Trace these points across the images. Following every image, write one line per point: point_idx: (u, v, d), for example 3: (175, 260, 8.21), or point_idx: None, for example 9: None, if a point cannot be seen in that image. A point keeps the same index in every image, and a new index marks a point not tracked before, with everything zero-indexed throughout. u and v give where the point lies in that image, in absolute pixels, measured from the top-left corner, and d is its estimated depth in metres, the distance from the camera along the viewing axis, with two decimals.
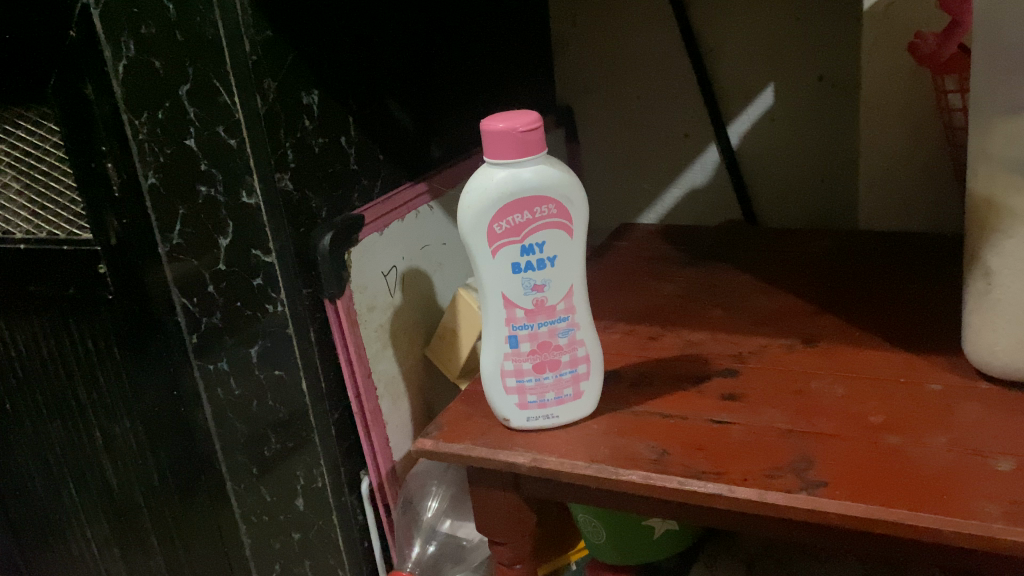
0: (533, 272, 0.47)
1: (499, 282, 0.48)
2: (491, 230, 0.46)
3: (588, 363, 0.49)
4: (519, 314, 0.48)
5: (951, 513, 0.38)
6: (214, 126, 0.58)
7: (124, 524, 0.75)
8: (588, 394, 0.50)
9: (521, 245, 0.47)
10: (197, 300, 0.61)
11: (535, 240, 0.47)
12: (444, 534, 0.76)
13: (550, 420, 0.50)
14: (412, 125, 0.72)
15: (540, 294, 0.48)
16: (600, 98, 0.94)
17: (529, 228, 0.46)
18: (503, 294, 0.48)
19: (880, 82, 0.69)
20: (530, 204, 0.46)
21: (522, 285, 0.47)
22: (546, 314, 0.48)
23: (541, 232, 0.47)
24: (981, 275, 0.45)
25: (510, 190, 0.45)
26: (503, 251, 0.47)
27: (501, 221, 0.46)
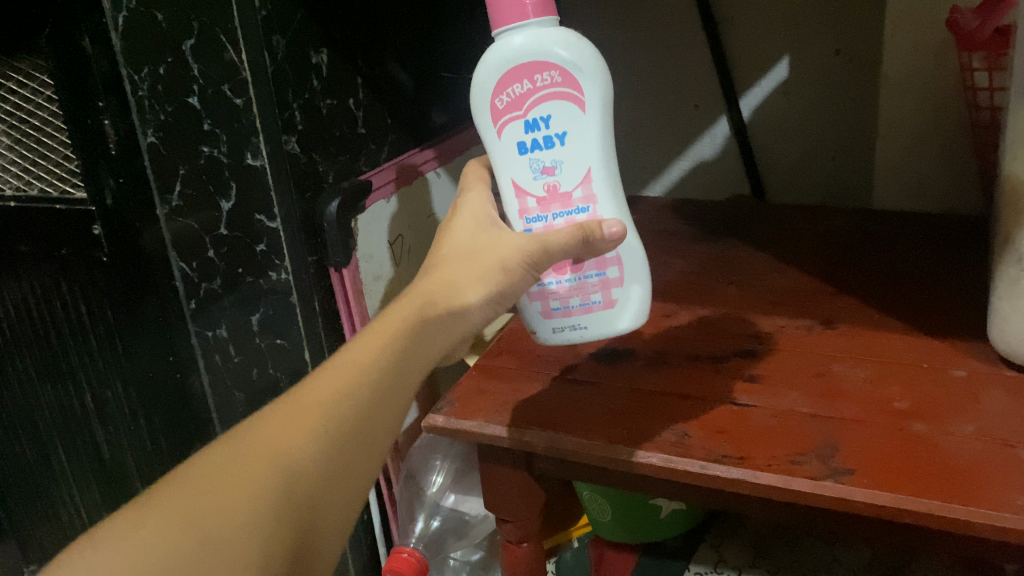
0: (541, 153, 0.44)
1: (509, 165, 0.45)
2: (494, 106, 0.44)
3: (619, 266, 0.46)
4: (531, 203, 0.45)
5: (982, 505, 0.37)
6: (219, 84, 0.56)
7: (116, 491, 0.74)
8: (621, 307, 0.47)
9: (525, 121, 0.44)
10: (196, 265, 0.59)
11: (539, 114, 0.43)
12: (447, 508, 0.75)
13: (580, 330, 0.47)
14: (420, 89, 0.70)
15: (551, 178, 0.44)
16: (609, 67, 0.92)
17: (530, 99, 0.43)
18: (514, 181, 0.45)
19: (902, 57, 0.68)
20: (530, 72, 0.43)
21: (531, 169, 0.44)
22: (561, 203, 0.45)
23: (544, 104, 0.43)
24: (1015, 261, 0.43)
25: (509, 57, 0.42)
26: (508, 129, 0.44)
27: (502, 94, 0.43)
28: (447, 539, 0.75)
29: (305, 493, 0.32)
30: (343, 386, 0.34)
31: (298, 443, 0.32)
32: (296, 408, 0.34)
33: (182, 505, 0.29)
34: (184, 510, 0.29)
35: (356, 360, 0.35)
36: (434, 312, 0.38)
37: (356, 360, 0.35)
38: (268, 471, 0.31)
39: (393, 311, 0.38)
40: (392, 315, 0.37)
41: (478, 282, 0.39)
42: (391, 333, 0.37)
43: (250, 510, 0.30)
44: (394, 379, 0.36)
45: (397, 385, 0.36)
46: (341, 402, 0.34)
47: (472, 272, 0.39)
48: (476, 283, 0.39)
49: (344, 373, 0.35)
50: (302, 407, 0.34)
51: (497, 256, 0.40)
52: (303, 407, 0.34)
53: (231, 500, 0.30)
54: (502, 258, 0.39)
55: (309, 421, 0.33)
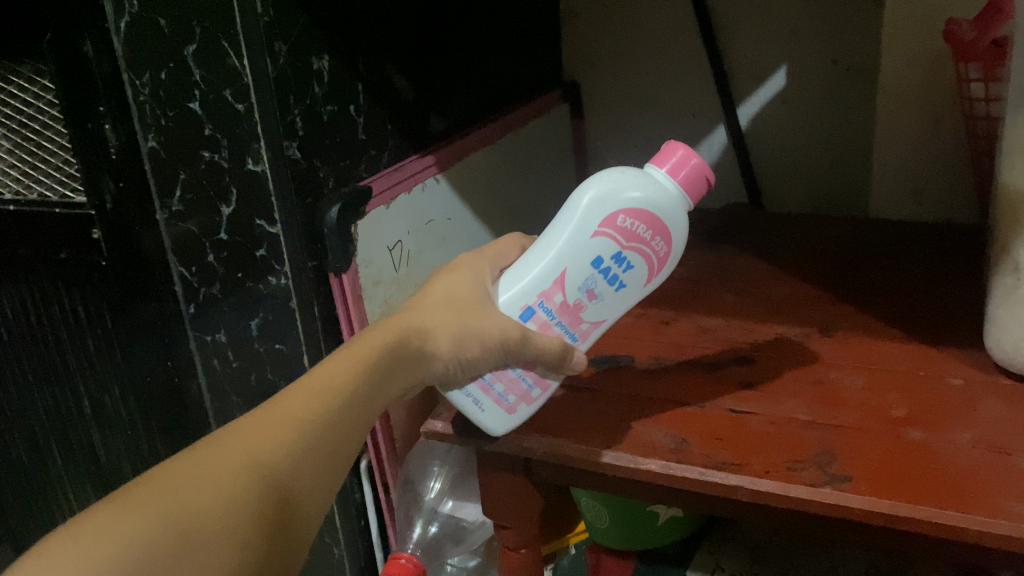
0: (601, 279, 0.43)
1: (574, 257, 0.43)
2: (613, 217, 0.42)
3: (545, 390, 0.46)
4: (556, 296, 0.44)
5: (979, 512, 0.37)
6: (220, 89, 0.56)
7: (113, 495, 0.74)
8: (513, 419, 0.46)
9: (618, 251, 0.42)
10: (196, 270, 0.60)
11: (628, 259, 0.43)
12: (445, 515, 0.76)
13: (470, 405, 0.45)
14: (419, 95, 0.70)
15: (585, 299, 0.44)
16: (608, 75, 0.93)
17: (637, 242, 0.42)
18: (565, 269, 0.43)
19: (899, 68, 0.68)
20: (658, 230, 0.42)
21: (585, 279, 0.43)
22: (571, 319, 0.44)
23: (641, 256, 0.43)
24: (1011, 270, 0.44)
25: (655, 202, 0.42)
26: (600, 240, 0.42)
27: (627, 218, 0.42)
28: (445, 544, 0.76)
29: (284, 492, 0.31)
30: (322, 401, 0.34)
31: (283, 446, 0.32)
32: (273, 412, 0.33)
33: (171, 485, 0.27)
34: (169, 490, 0.27)
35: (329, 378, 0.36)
36: (401, 354, 0.39)
37: (329, 380, 0.35)
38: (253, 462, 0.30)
39: (360, 341, 0.38)
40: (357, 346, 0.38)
41: (448, 335, 0.41)
42: (362, 364, 0.37)
43: (239, 496, 0.29)
44: (361, 410, 0.36)
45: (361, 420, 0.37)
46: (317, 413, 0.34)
47: (435, 324, 0.41)
48: (444, 335, 0.41)
49: (313, 387, 0.35)
50: (280, 412, 0.33)
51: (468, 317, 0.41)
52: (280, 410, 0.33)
53: (220, 479, 0.28)
54: (476, 319, 0.41)
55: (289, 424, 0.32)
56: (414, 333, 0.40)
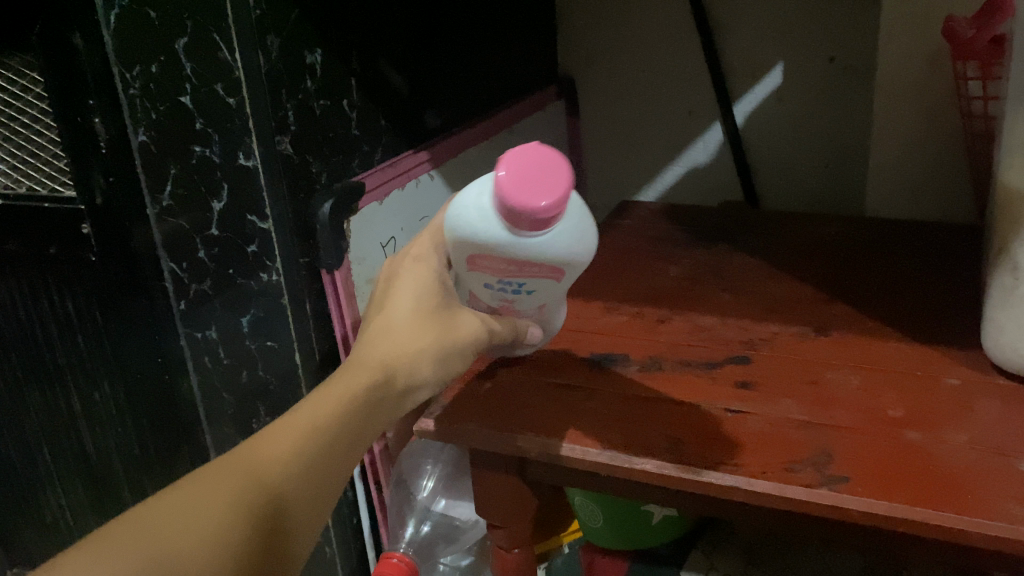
0: (506, 295, 0.43)
1: (471, 286, 0.43)
2: (472, 259, 0.41)
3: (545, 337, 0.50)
4: (483, 308, 0.45)
5: (977, 514, 0.37)
6: (212, 83, 0.55)
7: (102, 493, 0.73)
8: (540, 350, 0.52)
9: (499, 279, 0.42)
10: (187, 266, 0.58)
11: (516, 281, 0.42)
12: (438, 513, 0.75)
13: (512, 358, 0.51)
14: (413, 91, 0.69)
15: (508, 310, 0.44)
16: (604, 72, 0.93)
17: (510, 272, 0.41)
18: (472, 294, 0.44)
19: (897, 66, 0.68)
20: (521, 263, 0.40)
21: (491, 298, 0.44)
22: (510, 316, 0.45)
23: (524, 279, 0.41)
24: (1009, 270, 0.43)
25: (497, 246, 0.39)
26: (478, 274, 0.42)
27: (483, 259, 0.41)
28: (437, 545, 0.74)
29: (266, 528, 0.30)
30: (301, 445, 0.33)
31: (261, 490, 0.31)
32: (250, 454, 0.32)
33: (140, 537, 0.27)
34: (139, 540, 0.27)
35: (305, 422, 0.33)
36: (382, 396, 0.35)
37: (302, 423, 0.33)
38: (229, 505, 0.30)
39: (331, 388, 0.35)
40: (327, 393, 0.34)
41: (430, 363, 0.37)
42: (340, 413, 0.34)
43: (215, 539, 0.29)
44: (348, 450, 0.34)
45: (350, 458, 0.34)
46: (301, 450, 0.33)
47: (414, 345, 0.37)
48: (427, 361, 0.37)
49: (294, 426, 0.33)
50: (260, 452, 0.32)
51: (445, 339, 0.38)
52: (259, 449, 0.32)
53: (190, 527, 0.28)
54: (453, 341, 0.38)
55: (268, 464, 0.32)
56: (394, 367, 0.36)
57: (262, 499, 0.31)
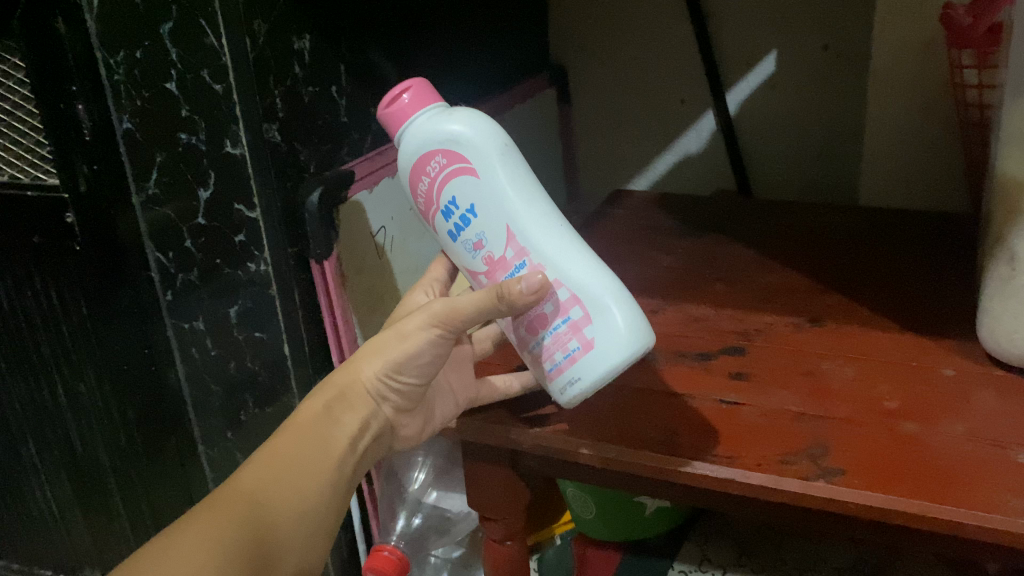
0: (466, 233, 0.43)
1: (455, 252, 0.44)
2: (420, 208, 0.44)
3: (577, 303, 0.41)
4: (483, 278, 0.43)
5: (975, 507, 0.37)
6: (198, 70, 0.54)
7: (88, 485, 0.72)
8: (601, 342, 0.40)
9: (442, 211, 0.43)
10: (172, 256, 0.60)
11: (446, 199, 0.42)
12: (430, 506, 0.76)
13: (579, 384, 0.42)
14: (402, 78, 0.68)
15: (484, 251, 0.42)
16: (596, 60, 0.92)
17: (434, 192, 0.42)
18: (464, 263, 0.44)
19: (891, 54, 0.67)
20: (422, 167, 0.42)
21: (467, 250, 0.43)
22: (504, 269, 0.42)
23: (444, 189, 0.42)
24: (1006, 260, 0.43)
25: (404, 165, 0.43)
26: (435, 223, 0.44)
27: (418, 198, 0.44)
28: (429, 536, 0.75)
29: (262, 533, 0.39)
30: (274, 467, 0.41)
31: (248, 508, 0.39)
32: (233, 486, 0.40)
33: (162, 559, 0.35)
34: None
35: (271, 447, 0.42)
36: (343, 394, 0.43)
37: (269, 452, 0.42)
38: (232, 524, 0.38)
39: (300, 409, 0.43)
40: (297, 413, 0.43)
41: (370, 363, 0.43)
42: (305, 425, 0.42)
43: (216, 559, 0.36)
44: (319, 456, 0.42)
45: (323, 460, 0.42)
46: (273, 474, 0.41)
47: (361, 359, 0.44)
48: (365, 361, 0.44)
49: (267, 458, 0.41)
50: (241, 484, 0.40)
51: (384, 339, 0.43)
52: (238, 483, 0.40)
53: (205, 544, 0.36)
54: (396, 334, 0.43)
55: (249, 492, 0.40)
56: (343, 376, 0.44)
57: (255, 511, 0.39)
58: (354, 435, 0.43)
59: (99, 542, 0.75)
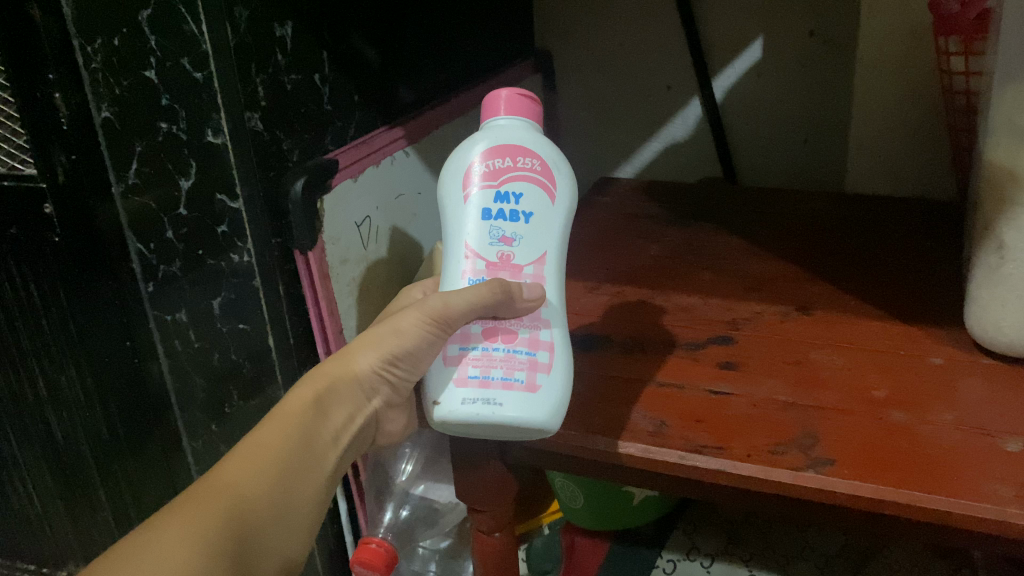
0: (504, 223, 0.41)
1: (466, 228, 0.42)
2: (470, 173, 0.42)
3: (550, 352, 0.41)
4: (479, 265, 0.41)
5: (965, 496, 0.37)
6: (178, 57, 0.53)
7: (71, 480, 0.71)
8: (543, 398, 0.39)
9: (497, 191, 0.42)
10: (154, 246, 0.59)
11: (512, 189, 0.42)
12: (418, 497, 0.76)
13: (492, 409, 0.39)
14: (386, 65, 0.67)
15: (507, 249, 0.41)
16: (582, 46, 0.91)
17: (507, 174, 0.42)
18: (465, 240, 0.42)
19: (878, 40, 0.67)
20: (513, 152, 0.42)
21: (488, 234, 0.42)
22: (510, 273, 0.41)
23: (519, 181, 0.42)
24: (994, 249, 0.43)
25: (495, 135, 0.42)
26: (475, 197, 0.42)
27: (479, 165, 0.42)
28: (418, 527, 0.75)
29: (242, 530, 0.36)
30: (258, 461, 0.38)
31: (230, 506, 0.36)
32: (217, 478, 0.37)
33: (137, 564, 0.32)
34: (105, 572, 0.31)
35: (253, 440, 0.39)
36: (334, 387, 0.42)
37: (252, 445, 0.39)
38: (214, 523, 0.35)
39: (288, 399, 0.41)
40: (285, 403, 0.41)
41: (368, 358, 0.42)
42: (295, 420, 0.40)
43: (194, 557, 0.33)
44: (304, 454, 0.40)
45: (307, 455, 0.41)
46: (257, 470, 0.38)
47: (358, 352, 0.43)
48: (359, 353, 0.43)
49: (248, 453, 0.39)
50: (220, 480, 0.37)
51: (384, 334, 0.42)
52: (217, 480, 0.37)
53: (183, 538, 0.33)
54: (394, 329, 0.41)
55: (230, 489, 0.37)
56: (338, 369, 0.43)
57: (237, 504, 0.36)
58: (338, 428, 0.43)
59: (82, 537, 0.74)
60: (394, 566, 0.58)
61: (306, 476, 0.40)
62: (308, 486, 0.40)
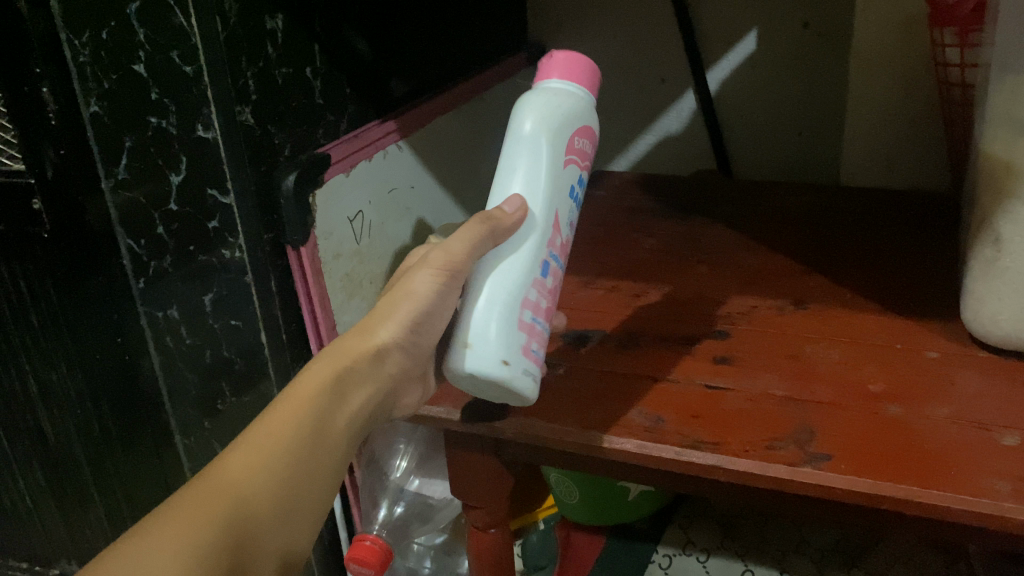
0: (573, 206, 0.44)
1: (559, 198, 0.42)
2: (572, 144, 0.42)
3: None
4: (556, 240, 0.42)
5: (962, 491, 0.37)
6: (167, 50, 0.52)
7: (63, 478, 0.70)
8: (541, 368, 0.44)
9: (578, 175, 0.43)
10: (144, 243, 0.58)
11: (581, 177, 0.44)
12: (412, 493, 0.75)
13: (536, 381, 0.41)
14: (376, 57, 0.67)
15: (568, 230, 0.44)
16: (576, 38, 0.91)
17: (585, 162, 0.44)
18: (557, 212, 0.42)
19: (874, 32, 0.67)
20: (590, 142, 0.44)
21: (567, 212, 0.43)
22: (563, 252, 0.43)
23: (585, 170, 0.44)
24: (990, 242, 0.42)
25: (588, 116, 0.43)
26: (567, 172, 0.42)
27: (579, 141, 0.43)
28: (412, 524, 0.75)
29: (245, 533, 0.32)
30: (269, 448, 0.35)
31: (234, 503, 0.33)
32: (221, 471, 0.34)
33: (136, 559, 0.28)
34: None
35: (259, 431, 0.36)
36: (352, 365, 0.40)
37: (258, 438, 0.36)
38: (216, 515, 0.31)
39: (302, 379, 0.39)
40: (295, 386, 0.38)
41: (386, 327, 0.41)
42: (313, 396, 0.38)
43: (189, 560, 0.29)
44: (318, 437, 0.37)
45: (325, 440, 0.38)
46: (263, 461, 0.35)
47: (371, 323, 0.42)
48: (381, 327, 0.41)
49: (252, 446, 0.35)
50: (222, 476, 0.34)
51: (398, 303, 0.41)
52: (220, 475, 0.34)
53: (181, 538, 0.30)
54: (405, 293, 0.41)
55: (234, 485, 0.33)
56: (356, 345, 0.41)
57: (240, 504, 0.33)
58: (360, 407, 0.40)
59: (75, 534, 0.74)
60: (389, 562, 0.58)
61: (319, 467, 0.37)
62: (317, 485, 0.37)
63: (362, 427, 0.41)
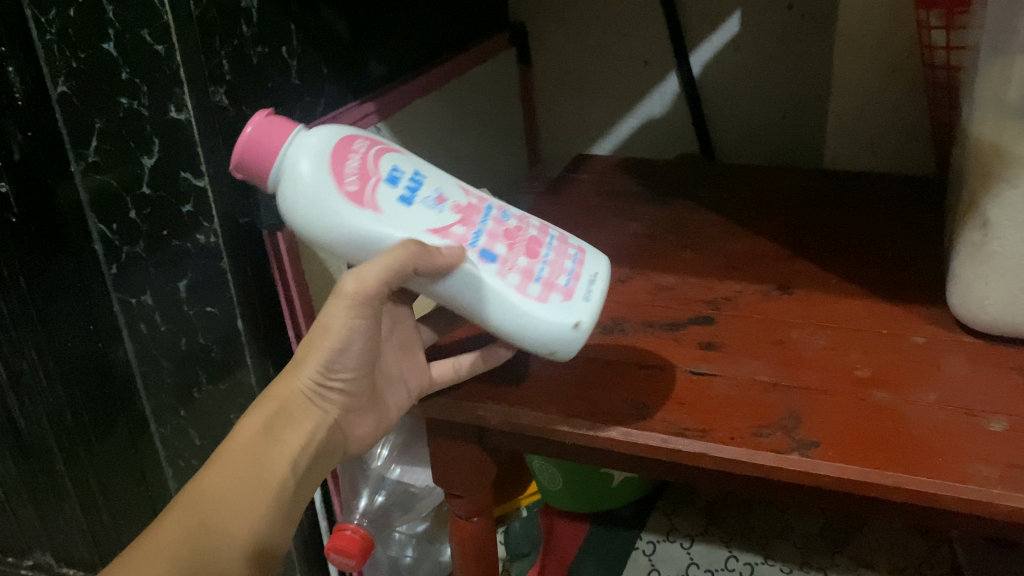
0: (421, 190, 0.39)
1: (414, 219, 0.38)
2: (345, 186, 0.37)
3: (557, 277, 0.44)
4: (457, 231, 0.39)
5: (949, 477, 0.36)
6: (136, 28, 0.49)
7: (36, 466, 0.69)
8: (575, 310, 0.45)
9: (386, 179, 0.38)
10: (116, 227, 0.57)
11: (388, 166, 0.39)
12: (393, 482, 0.76)
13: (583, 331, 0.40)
14: (355, 38, 0.65)
15: (448, 201, 0.39)
16: (556, 20, 0.89)
17: (370, 165, 0.38)
18: (430, 228, 0.38)
19: (858, 15, 0.67)
20: (345, 149, 0.38)
21: (428, 207, 0.39)
22: (473, 212, 0.40)
23: (383, 159, 0.39)
24: (979, 226, 0.42)
25: (321, 147, 0.38)
26: (381, 198, 0.38)
27: (349, 179, 0.37)
28: (394, 513, 0.75)
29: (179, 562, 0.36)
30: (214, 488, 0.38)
31: (205, 527, 0.37)
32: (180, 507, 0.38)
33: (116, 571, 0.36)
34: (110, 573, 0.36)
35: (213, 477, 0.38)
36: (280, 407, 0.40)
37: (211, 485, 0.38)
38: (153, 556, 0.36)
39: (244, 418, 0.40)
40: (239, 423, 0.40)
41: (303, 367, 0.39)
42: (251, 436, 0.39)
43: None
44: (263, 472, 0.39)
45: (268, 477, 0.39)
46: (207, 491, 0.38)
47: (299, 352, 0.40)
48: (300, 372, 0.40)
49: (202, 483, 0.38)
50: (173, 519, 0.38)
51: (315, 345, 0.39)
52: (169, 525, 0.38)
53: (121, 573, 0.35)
54: (325, 334, 0.38)
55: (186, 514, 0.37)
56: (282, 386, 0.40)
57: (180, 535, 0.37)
58: (298, 452, 0.40)
59: (49, 525, 0.73)
60: (370, 552, 0.57)
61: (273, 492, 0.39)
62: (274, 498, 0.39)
63: (312, 461, 0.41)
